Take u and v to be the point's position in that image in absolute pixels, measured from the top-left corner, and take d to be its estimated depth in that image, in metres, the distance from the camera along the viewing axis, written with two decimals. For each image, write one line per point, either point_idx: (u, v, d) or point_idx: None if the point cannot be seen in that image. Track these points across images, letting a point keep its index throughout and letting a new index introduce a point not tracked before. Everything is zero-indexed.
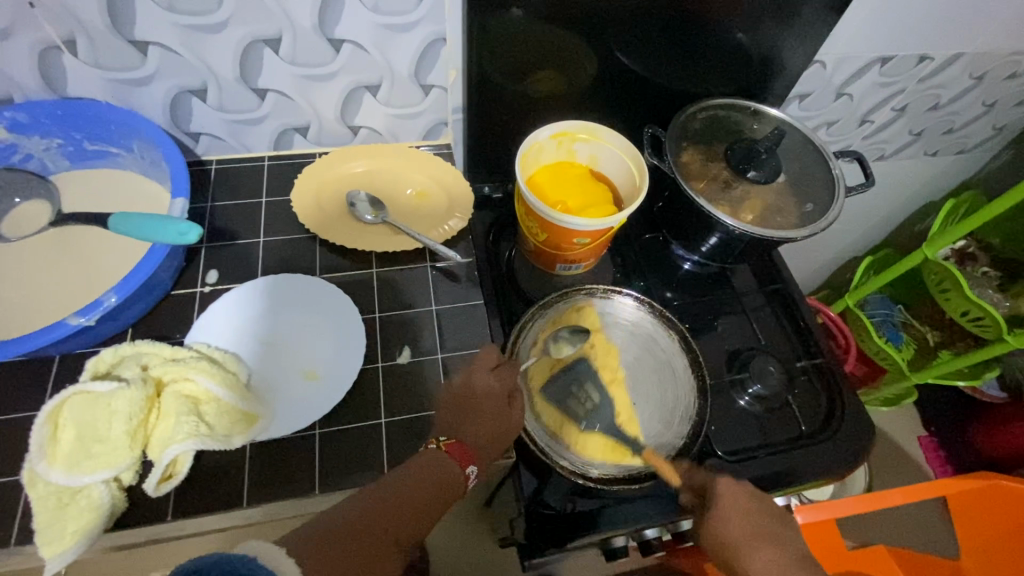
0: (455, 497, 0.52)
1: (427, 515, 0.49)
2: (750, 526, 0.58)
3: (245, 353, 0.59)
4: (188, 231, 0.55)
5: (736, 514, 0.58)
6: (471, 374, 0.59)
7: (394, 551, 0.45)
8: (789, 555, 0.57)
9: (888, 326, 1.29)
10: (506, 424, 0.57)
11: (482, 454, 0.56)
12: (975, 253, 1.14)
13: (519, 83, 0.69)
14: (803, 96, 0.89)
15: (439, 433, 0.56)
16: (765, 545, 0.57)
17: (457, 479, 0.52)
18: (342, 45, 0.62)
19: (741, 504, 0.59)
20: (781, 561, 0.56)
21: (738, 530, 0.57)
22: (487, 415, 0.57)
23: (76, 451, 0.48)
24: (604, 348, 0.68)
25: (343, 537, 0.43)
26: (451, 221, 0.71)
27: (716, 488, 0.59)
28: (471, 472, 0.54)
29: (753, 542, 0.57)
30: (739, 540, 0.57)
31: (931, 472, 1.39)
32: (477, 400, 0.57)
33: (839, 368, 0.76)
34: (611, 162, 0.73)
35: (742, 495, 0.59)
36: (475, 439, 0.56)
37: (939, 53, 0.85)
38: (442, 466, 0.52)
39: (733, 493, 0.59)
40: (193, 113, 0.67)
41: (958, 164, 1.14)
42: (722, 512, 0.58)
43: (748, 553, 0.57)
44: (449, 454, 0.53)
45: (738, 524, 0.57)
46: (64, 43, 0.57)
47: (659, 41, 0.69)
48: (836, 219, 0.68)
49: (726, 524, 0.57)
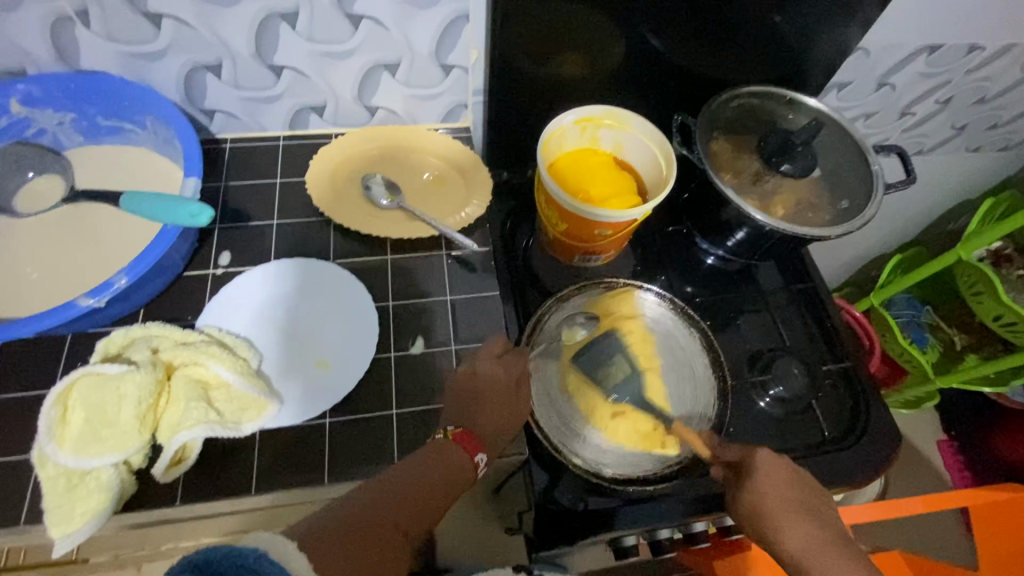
0: (465, 486, 0.51)
1: (435, 506, 0.48)
2: (791, 499, 0.53)
3: (257, 338, 0.58)
4: (200, 213, 0.54)
5: (777, 488, 0.54)
6: (473, 363, 0.57)
7: (403, 541, 0.44)
8: (830, 532, 0.52)
9: (913, 327, 1.25)
10: (515, 411, 0.56)
11: (490, 443, 0.54)
12: (1011, 255, 1.09)
13: (543, 64, 0.66)
14: (841, 86, 0.85)
15: (448, 421, 0.54)
16: (808, 521, 0.52)
17: (466, 467, 0.51)
18: (360, 21, 0.60)
19: (782, 477, 0.55)
20: (824, 539, 0.51)
21: (778, 501, 0.53)
22: (495, 403, 0.55)
23: (84, 433, 0.47)
24: (640, 335, 0.67)
25: (349, 532, 0.42)
26: (468, 208, 0.69)
27: (758, 460, 0.56)
28: (479, 460, 0.52)
29: (793, 516, 0.53)
30: (778, 512, 0.53)
31: (948, 478, 1.36)
32: (485, 387, 0.56)
33: (866, 372, 0.73)
34: (636, 150, 0.70)
35: (784, 470, 0.55)
36: (486, 427, 0.54)
37: (991, 42, 0.80)
38: (451, 456, 0.51)
39: (775, 468, 0.55)
40: (208, 90, 0.65)
41: (1000, 160, 1.09)
42: (763, 484, 0.54)
43: (785, 526, 0.52)
44: (454, 443, 0.51)
45: (778, 501, 0.53)
46: (77, 14, 0.55)
47: (691, 23, 0.65)
48: (873, 218, 0.64)
49: (766, 494, 0.53)
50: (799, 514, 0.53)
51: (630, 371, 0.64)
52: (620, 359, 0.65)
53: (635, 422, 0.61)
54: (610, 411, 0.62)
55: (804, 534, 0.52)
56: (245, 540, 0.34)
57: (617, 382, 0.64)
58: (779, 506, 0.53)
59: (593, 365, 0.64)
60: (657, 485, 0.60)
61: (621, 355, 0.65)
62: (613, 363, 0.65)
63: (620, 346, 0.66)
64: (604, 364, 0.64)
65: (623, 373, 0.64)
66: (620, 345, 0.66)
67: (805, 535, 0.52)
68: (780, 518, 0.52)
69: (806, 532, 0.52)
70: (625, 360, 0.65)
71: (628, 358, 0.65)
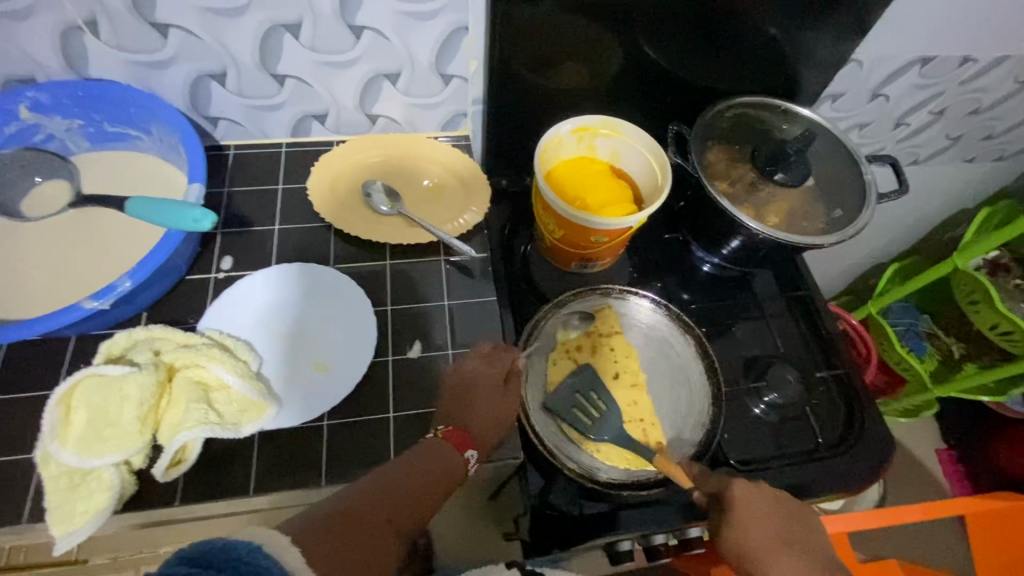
0: (457, 483, 0.52)
1: (427, 502, 0.49)
2: (772, 533, 0.53)
3: (257, 342, 0.59)
4: (203, 218, 0.55)
5: (755, 519, 0.53)
6: (460, 364, 0.59)
7: (392, 534, 0.45)
8: (814, 563, 0.51)
9: (911, 336, 1.25)
10: (506, 410, 0.58)
11: (482, 441, 0.55)
12: (1007, 264, 1.10)
13: (542, 75, 0.67)
14: (836, 96, 0.86)
15: (438, 422, 0.56)
16: (792, 556, 0.51)
17: (456, 465, 0.52)
18: (362, 32, 0.61)
19: (759, 509, 0.54)
20: (809, 572, 0.51)
21: (759, 538, 0.52)
22: (486, 404, 0.57)
23: (88, 433, 0.48)
24: (623, 352, 0.68)
25: (341, 530, 0.42)
26: (467, 214, 0.70)
27: (733, 491, 0.55)
28: (470, 456, 0.53)
29: (778, 552, 0.52)
30: (761, 549, 0.52)
31: (947, 486, 1.36)
32: (477, 387, 0.57)
33: (861, 380, 0.74)
34: (632, 158, 0.71)
35: (761, 499, 0.55)
36: (477, 425, 0.55)
37: (984, 54, 0.81)
38: (441, 453, 0.52)
39: (751, 498, 0.55)
40: (213, 98, 0.66)
41: (996, 170, 1.10)
42: (741, 518, 0.53)
43: (771, 566, 0.51)
44: (444, 441, 0.53)
45: (759, 534, 0.53)
46: (86, 23, 0.56)
47: (686, 35, 0.67)
48: (865, 227, 0.65)
49: (748, 531, 0.53)
50: (783, 550, 0.52)
51: (603, 408, 0.63)
52: (591, 398, 0.63)
53: (626, 440, 0.62)
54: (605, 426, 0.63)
55: (792, 571, 0.50)
56: (242, 533, 0.35)
57: (592, 420, 0.62)
58: (761, 541, 0.52)
59: (566, 404, 0.63)
60: (651, 490, 0.60)
61: (593, 393, 0.64)
62: (584, 401, 0.63)
63: (594, 382, 0.65)
64: (577, 401, 0.63)
65: (596, 410, 0.63)
66: (591, 381, 0.65)
67: (791, 572, 0.50)
68: (764, 558, 0.51)
69: (794, 569, 0.51)
70: (596, 397, 0.64)
71: (597, 396, 0.64)
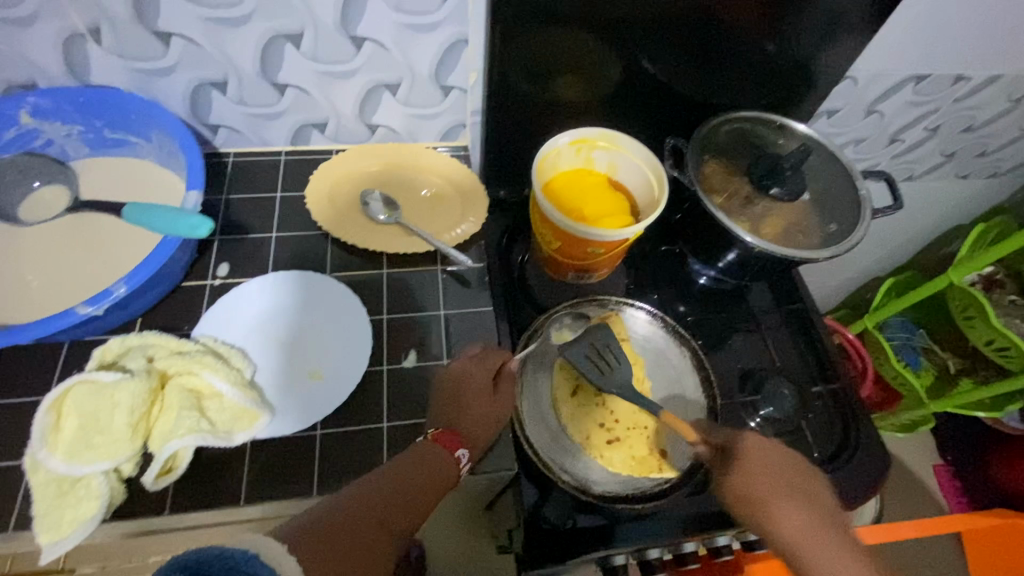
0: (447, 487, 0.52)
1: (421, 506, 0.49)
2: (779, 482, 0.55)
3: (251, 350, 0.58)
4: (200, 225, 0.55)
5: (764, 469, 0.56)
6: (448, 365, 0.59)
7: (387, 539, 0.45)
8: (816, 512, 0.54)
9: (908, 350, 1.25)
10: (497, 412, 0.58)
11: (473, 442, 0.56)
12: (1002, 280, 1.10)
13: (540, 86, 0.68)
14: (831, 112, 0.87)
15: (430, 424, 0.56)
16: (795, 503, 0.54)
17: (448, 465, 0.52)
18: (363, 43, 0.62)
19: (769, 460, 0.57)
20: (812, 521, 0.53)
21: (767, 486, 0.55)
22: (477, 406, 0.57)
23: (77, 440, 0.47)
24: (630, 359, 0.68)
25: (331, 532, 0.43)
26: (464, 224, 0.70)
27: (743, 443, 0.58)
28: (461, 455, 0.54)
29: (782, 499, 0.54)
30: (766, 496, 0.54)
31: (945, 503, 1.36)
32: (468, 391, 0.57)
33: (856, 395, 0.74)
34: (629, 171, 0.72)
35: (773, 453, 0.57)
36: (468, 426, 0.56)
37: (977, 73, 0.82)
38: (431, 458, 0.52)
39: (764, 451, 0.57)
40: (213, 106, 0.67)
41: (989, 187, 1.11)
42: (748, 467, 0.56)
43: (776, 510, 0.53)
44: (435, 442, 0.53)
45: (765, 482, 0.55)
46: (89, 31, 0.57)
47: (683, 49, 0.68)
48: (860, 242, 0.65)
49: (754, 477, 0.55)
50: (786, 496, 0.54)
51: (615, 363, 0.64)
52: (607, 354, 0.64)
53: (632, 447, 0.62)
54: (605, 437, 0.62)
55: (795, 517, 0.53)
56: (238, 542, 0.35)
57: (605, 372, 0.63)
58: (768, 489, 0.55)
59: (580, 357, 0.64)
60: (644, 505, 0.59)
61: (608, 348, 0.65)
62: (599, 355, 0.64)
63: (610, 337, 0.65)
64: (592, 355, 0.64)
65: (610, 364, 0.64)
66: (607, 334, 0.65)
67: (794, 519, 0.53)
68: (770, 503, 0.54)
69: (797, 516, 0.53)
70: (611, 350, 0.65)
71: (613, 351, 0.64)
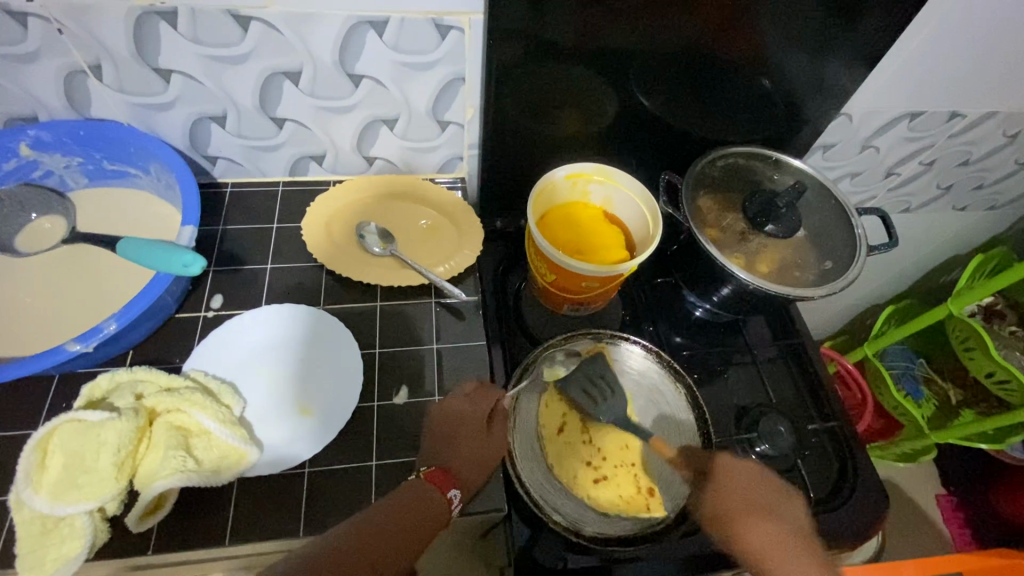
0: (439, 526, 0.51)
1: (412, 548, 0.48)
2: (751, 503, 0.58)
3: (241, 385, 0.58)
4: (192, 262, 0.56)
5: (735, 489, 0.59)
6: (441, 401, 0.59)
7: None
8: (785, 530, 0.56)
9: (907, 378, 1.25)
10: (488, 450, 0.57)
11: (464, 480, 0.55)
12: (1002, 311, 1.10)
13: (536, 122, 0.69)
14: (827, 146, 0.87)
15: (421, 462, 0.55)
16: (764, 522, 0.56)
17: (438, 506, 0.51)
18: (361, 80, 0.63)
19: (743, 480, 0.60)
20: (779, 536, 0.55)
21: (736, 506, 0.58)
22: (467, 444, 0.56)
23: (62, 480, 0.47)
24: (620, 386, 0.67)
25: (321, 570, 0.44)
26: (458, 257, 0.70)
27: (716, 466, 0.61)
28: (453, 496, 0.52)
29: (752, 519, 0.57)
30: (736, 516, 0.57)
31: (948, 534, 1.33)
32: (457, 428, 0.57)
33: (852, 431, 0.73)
34: (625, 205, 0.72)
35: (745, 474, 0.60)
36: (459, 464, 0.55)
37: (972, 110, 0.83)
38: (420, 497, 0.51)
39: (734, 476, 0.60)
40: (212, 139, 0.67)
41: (987, 219, 1.11)
42: (720, 489, 0.59)
43: (744, 529, 0.56)
44: (426, 481, 0.52)
45: (734, 502, 0.58)
46: (90, 68, 0.58)
47: (677, 87, 0.68)
48: (855, 280, 0.65)
49: (725, 498, 0.59)
50: (752, 516, 0.57)
51: (609, 394, 0.65)
52: (599, 384, 0.66)
53: (619, 487, 0.62)
54: (593, 477, 0.62)
55: (762, 534, 0.56)
56: None
57: (599, 403, 0.65)
58: (737, 509, 0.57)
59: (573, 388, 0.66)
60: (636, 546, 0.58)
61: (601, 378, 0.66)
62: (592, 386, 0.66)
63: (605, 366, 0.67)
64: (587, 387, 0.66)
65: (602, 397, 0.65)
66: (602, 366, 0.67)
67: (762, 536, 0.56)
68: (737, 523, 0.57)
69: (764, 534, 0.56)
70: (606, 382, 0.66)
71: (608, 382, 0.66)
